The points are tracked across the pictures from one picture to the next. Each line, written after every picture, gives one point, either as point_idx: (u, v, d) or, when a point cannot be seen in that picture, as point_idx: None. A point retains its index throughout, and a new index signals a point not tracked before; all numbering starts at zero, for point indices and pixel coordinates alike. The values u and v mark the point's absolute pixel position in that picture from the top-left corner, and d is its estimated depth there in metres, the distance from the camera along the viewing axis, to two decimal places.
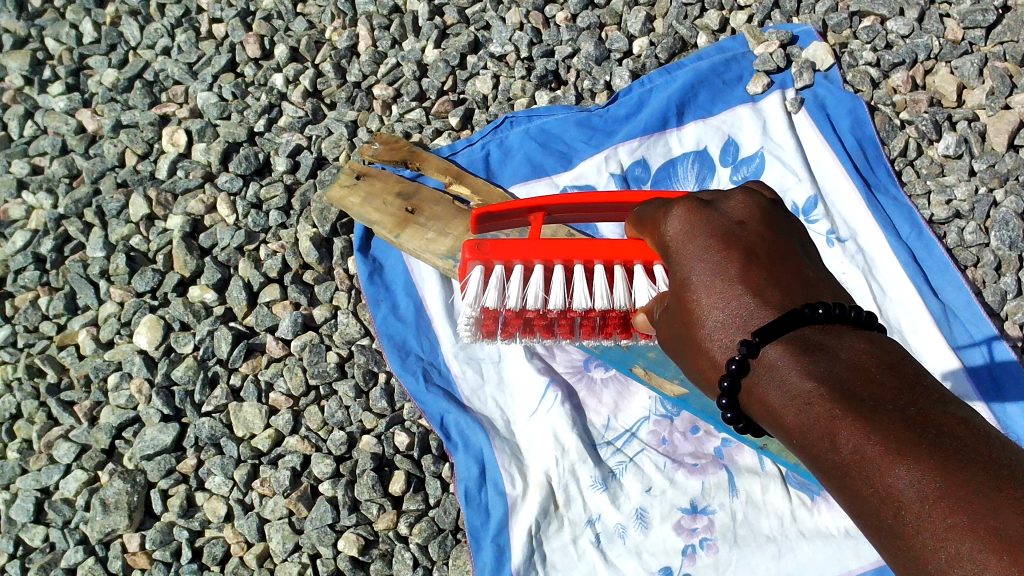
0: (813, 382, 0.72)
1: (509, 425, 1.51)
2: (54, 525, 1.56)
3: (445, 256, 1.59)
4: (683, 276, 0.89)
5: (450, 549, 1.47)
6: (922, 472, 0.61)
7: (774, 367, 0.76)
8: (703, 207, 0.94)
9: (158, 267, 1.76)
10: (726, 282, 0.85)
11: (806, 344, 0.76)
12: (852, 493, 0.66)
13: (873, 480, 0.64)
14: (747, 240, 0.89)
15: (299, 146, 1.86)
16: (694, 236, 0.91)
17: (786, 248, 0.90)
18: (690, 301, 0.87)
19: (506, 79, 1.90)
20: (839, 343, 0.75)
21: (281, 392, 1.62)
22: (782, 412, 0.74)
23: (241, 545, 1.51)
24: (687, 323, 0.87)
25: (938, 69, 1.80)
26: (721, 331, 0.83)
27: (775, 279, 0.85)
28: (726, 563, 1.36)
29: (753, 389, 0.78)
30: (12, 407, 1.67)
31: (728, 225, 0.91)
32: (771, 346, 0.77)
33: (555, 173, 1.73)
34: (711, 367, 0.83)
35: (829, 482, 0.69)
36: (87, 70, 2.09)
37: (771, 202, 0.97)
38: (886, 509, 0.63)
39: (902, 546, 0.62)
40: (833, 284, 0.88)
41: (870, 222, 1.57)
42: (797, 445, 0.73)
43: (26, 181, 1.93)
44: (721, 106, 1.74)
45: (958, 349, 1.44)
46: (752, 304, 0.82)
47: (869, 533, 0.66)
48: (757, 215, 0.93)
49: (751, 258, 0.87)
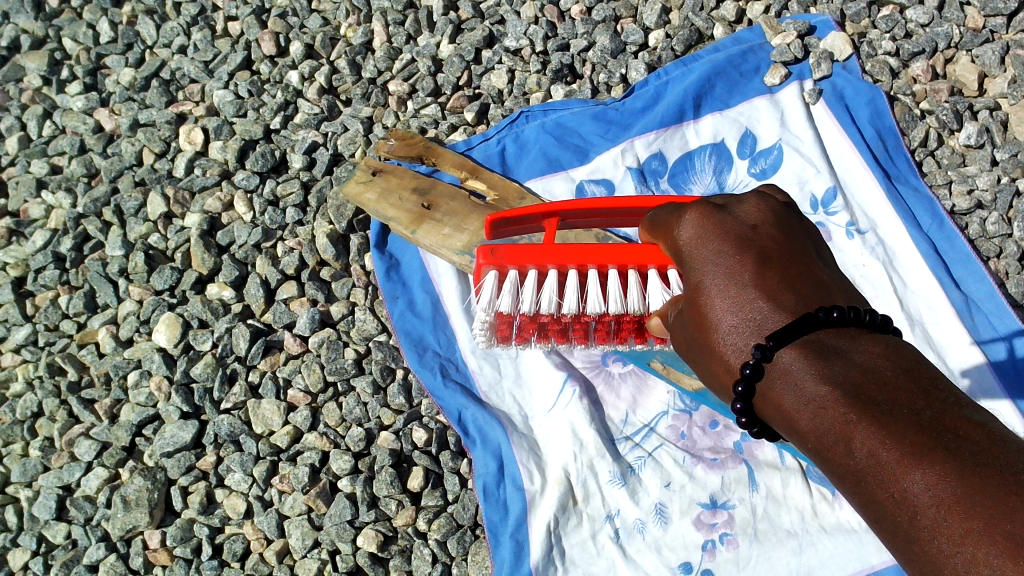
0: (827, 386, 0.72)
1: (527, 421, 1.51)
2: (76, 522, 1.57)
3: (461, 252, 1.59)
4: (696, 280, 0.89)
5: (469, 545, 1.46)
6: (937, 476, 0.61)
7: (787, 371, 0.75)
8: (716, 211, 0.94)
9: (176, 266, 1.77)
10: (739, 285, 0.84)
11: (820, 348, 0.76)
12: (868, 498, 0.66)
13: (889, 484, 0.64)
14: (760, 243, 0.89)
15: (315, 143, 1.86)
16: (707, 241, 0.90)
17: (800, 251, 0.90)
18: (703, 305, 0.86)
19: (522, 73, 1.89)
20: (854, 347, 0.75)
21: (299, 389, 1.63)
22: (797, 417, 0.73)
23: (260, 541, 1.52)
24: (699, 327, 0.86)
25: (958, 59, 1.78)
26: (735, 334, 0.82)
27: (788, 281, 0.84)
28: (746, 558, 1.35)
29: (767, 394, 0.77)
30: (34, 405, 1.68)
31: (741, 228, 0.91)
32: (785, 351, 0.76)
33: (571, 166, 1.72)
34: (725, 371, 0.82)
35: (845, 486, 0.69)
36: (105, 69, 2.10)
37: (784, 205, 0.97)
38: (902, 514, 0.62)
39: (917, 551, 0.61)
40: (849, 287, 0.88)
41: (891, 213, 1.56)
42: (812, 450, 0.72)
43: (45, 181, 1.95)
44: (738, 98, 1.72)
45: (981, 343, 1.43)
46: (766, 308, 0.81)
47: (885, 539, 0.65)
48: (770, 219, 0.93)
49: (765, 260, 0.86)
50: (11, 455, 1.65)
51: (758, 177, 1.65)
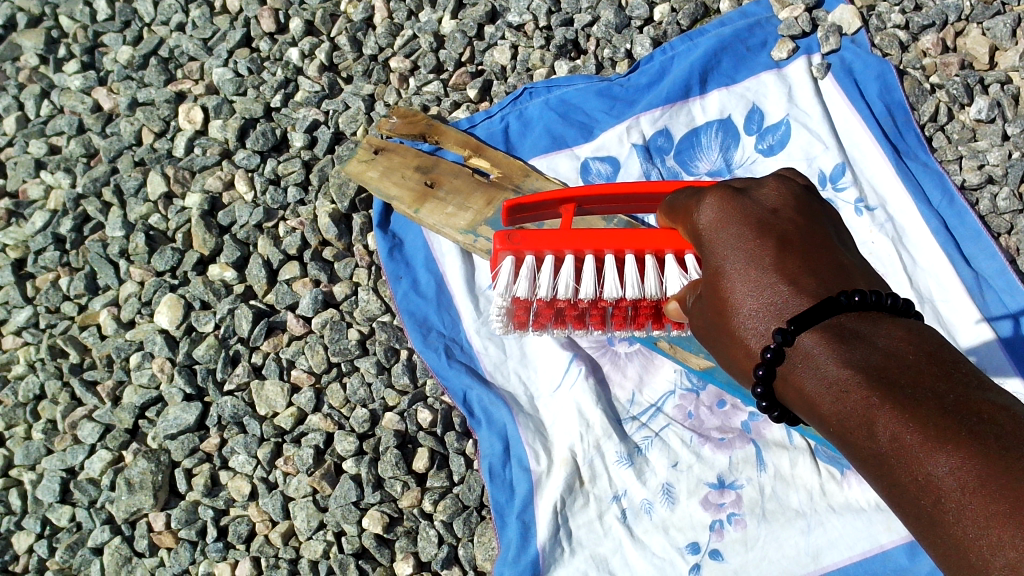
0: (849, 370, 0.71)
1: (533, 401, 1.50)
2: (80, 505, 1.56)
3: (465, 231, 1.57)
4: (716, 264, 0.88)
5: (475, 526, 1.46)
6: (962, 460, 0.60)
7: (809, 356, 0.75)
8: (736, 194, 0.93)
9: (178, 246, 1.75)
10: (760, 270, 0.83)
11: (842, 332, 0.75)
12: (892, 482, 0.66)
13: (914, 468, 0.63)
14: (780, 226, 0.88)
15: (316, 122, 1.83)
16: (727, 224, 0.89)
17: (821, 234, 0.89)
18: (723, 290, 0.86)
19: (525, 49, 1.86)
20: (875, 331, 0.74)
21: (303, 369, 1.62)
22: (819, 401, 0.73)
23: (266, 523, 1.51)
24: (719, 311, 0.86)
25: (969, 31, 1.75)
26: (756, 319, 0.81)
27: (809, 266, 0.83)
28: (754, 538, 1.34)
29: (789, 378, 0.76)
30: (36, 388, 1.67)
31: (761, 212, 0.89)
32: (807, 335, 0.76)
33: (576, 144, 1.70)
34: (747, 355, 0.82)
35: (868, 470, 0.68)
36: (102, 47, 2.07)
37: (805, 188, 0.96)
38: (927, 498, 0.62)
39: (942, 534, 0.61)
40: (870, 272, 0.86)
41: (900, 189, 1.53)
42: (834, 434, 0.72)
43: (44, 161, 1.93)
44: (745, 72, 1.69)
45: (990, 320, 1.41)
46: (788, 292, 0.80)
47: (910, 523, 0.65)
48: (791, 202, 0.91)
49: (786, 244, 0.85)
50: (14, 438, 1.65)
51: (765, 153, 1.63)
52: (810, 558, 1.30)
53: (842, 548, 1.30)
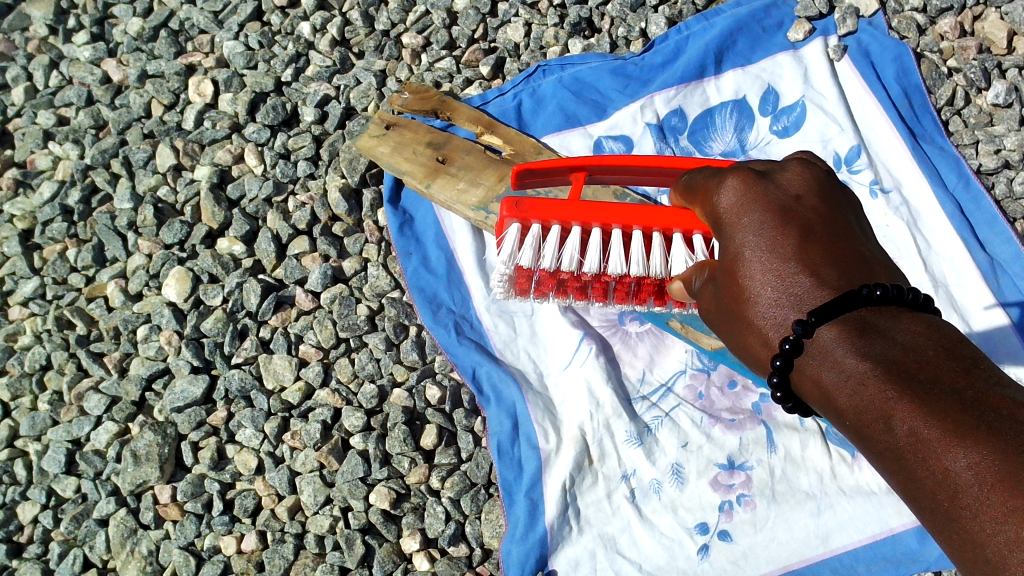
0: (867, 363, 0.70)
1: (543, 378, 1.48)
2: (85, 476, 1.56)
3: (476, 208, 1.55)
4: (734, 250, 0.87)
5: (483, 503, 1.45)
6: (979, 455, 0.59)
7: (827, 348, 0.74)
8: (757, 178, 0.91)
9: (186, 220, 1.74)
10: (780, 258, 0.82)
11: (861, 325, 0.74)
12: (909, 477, 0.65)
13: (931, 462, 0.62)
14: (802, 214, 0.87)
15: (327, 97, 1.83)
16: (746, 210, 0.88)
17: (843, 223, 0.88)
18: (742, 277, 0.85)
19: (538, 26, 1.84)
20: (895, 325, 0.73)
21: (312, 344, 1.61)
22: (837, 394, 0.72)
23: (272, 497, 1.50)
24: (737, 298, 0.85)
25: (987, 15, 1.73)
26: (775, 307, 0.81)
27: (830, 256, 0.82)
28: (764, 519, 1.33)
29: (806, 370, 0.76)
30: (42, 358, 1.66)
31: (784, 198, 0.88)
32: (825, 328, 0.75)
33: (589, 122, 1.69)
34: (764, 345, 0.82)
35: (886, 466, 0.68)
36: (112, 18, 2.05)
37: (828, 174, 0.95)
38: (943, 492, 0.61)
39: (958, 530, 0.60)
40: (891, 264, 0.85)
41: (916, 173, 1.52)
42: (851, 428, 0.71)
43: (53, 131, 1.92)
44: (761, 54, 1.68)
45: (1004, 304, 1.40)
46: (809, 283, 0.79)
47: (927, 518, 0.64)
48: (814, 188, 0.90)
49: (807, 233, 0.84)
50: (20, 409, 1.64)
51: (780, 135, 1.62)
52: (819, 539, 1.30)
53: (852, 531, 1.29)
